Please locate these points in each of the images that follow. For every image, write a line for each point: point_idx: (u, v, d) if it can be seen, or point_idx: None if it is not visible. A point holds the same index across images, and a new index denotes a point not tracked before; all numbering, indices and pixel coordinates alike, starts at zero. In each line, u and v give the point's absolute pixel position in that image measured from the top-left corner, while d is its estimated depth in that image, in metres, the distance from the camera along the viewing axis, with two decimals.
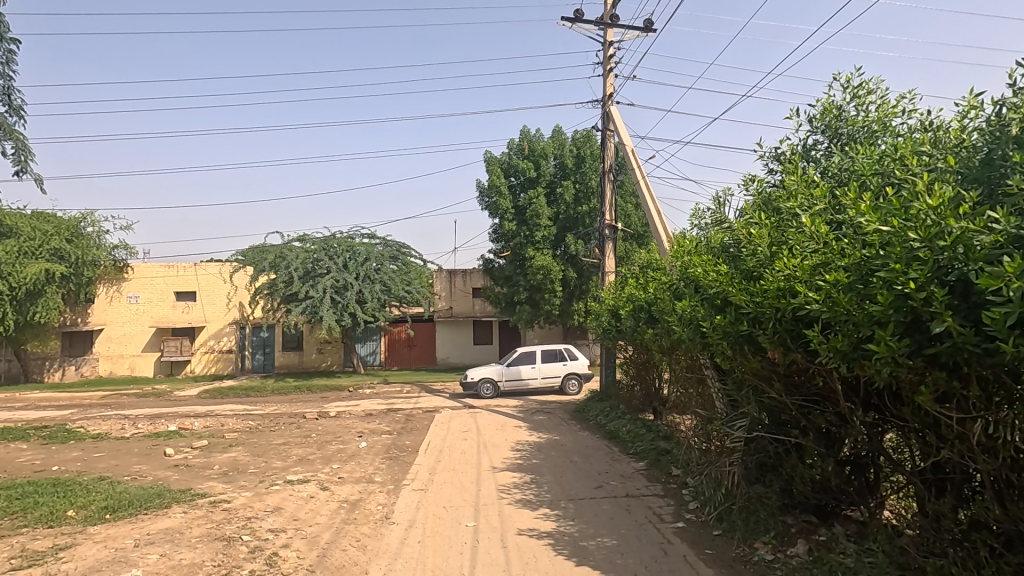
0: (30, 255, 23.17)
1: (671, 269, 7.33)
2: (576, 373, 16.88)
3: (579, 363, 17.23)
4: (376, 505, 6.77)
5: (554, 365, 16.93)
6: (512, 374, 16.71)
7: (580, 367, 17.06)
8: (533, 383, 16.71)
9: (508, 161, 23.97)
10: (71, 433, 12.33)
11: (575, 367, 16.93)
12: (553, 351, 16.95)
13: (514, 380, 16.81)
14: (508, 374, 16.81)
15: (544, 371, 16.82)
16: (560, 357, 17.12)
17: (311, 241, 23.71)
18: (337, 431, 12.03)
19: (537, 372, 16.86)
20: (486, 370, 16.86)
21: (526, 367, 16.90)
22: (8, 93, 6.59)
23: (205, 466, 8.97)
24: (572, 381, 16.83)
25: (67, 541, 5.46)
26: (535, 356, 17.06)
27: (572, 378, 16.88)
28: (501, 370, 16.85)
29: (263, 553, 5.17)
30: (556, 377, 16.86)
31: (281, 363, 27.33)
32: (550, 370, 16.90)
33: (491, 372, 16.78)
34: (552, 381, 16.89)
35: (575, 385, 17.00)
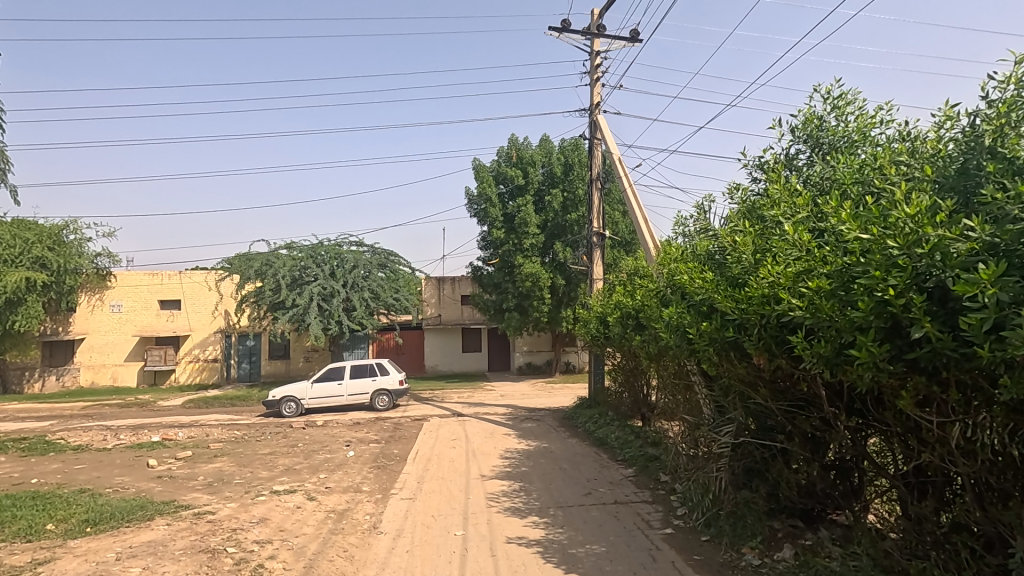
0: (10, 263, 22.80)
1: (657, 276, 7.39)
2: (385, 389, 16.40)
3: (391, 377, 16.74)
4: (363, 515, 6.72)
5: (361, 382, 16.35)
6: (317, 392, 16.09)
7: (392, 382, 16.58)
8: (339, 400, 16.09)
9: (496, 168, 24.09)
10: (51, 445, 12.08)
11: (384, 383, 16.46)
12: (362, 367, 16.40)
13: (320, 397, 16.17)
14: (311, 392, 16.13)
15: (350, 388, 16.22)
16: (369, 372, 16.58)
17: (298, 248, 23.58)
18: (324, 440, 11.91)
19: (344, 389, 16.25)
20: (290, 388, 16.11)
21: (332, 384, 16.23)
22: None
23: (189, 477, 8.85)
24: (382, 397, 16.39)
25: (47, 556, 5.35)
26: (344, 372, 16.46)
27: (381, 394, 16.37)
28: (306, 387, 16.15)
29: (249, 565, 5.10)
30: (365, 394, 16.34)
31: (267, 372, 27.04)
32: (357, 387, 16.31)
33: (295, 390, 16.04)
34: (360, 398, 16.32)
35: (387, 401, 16.57)
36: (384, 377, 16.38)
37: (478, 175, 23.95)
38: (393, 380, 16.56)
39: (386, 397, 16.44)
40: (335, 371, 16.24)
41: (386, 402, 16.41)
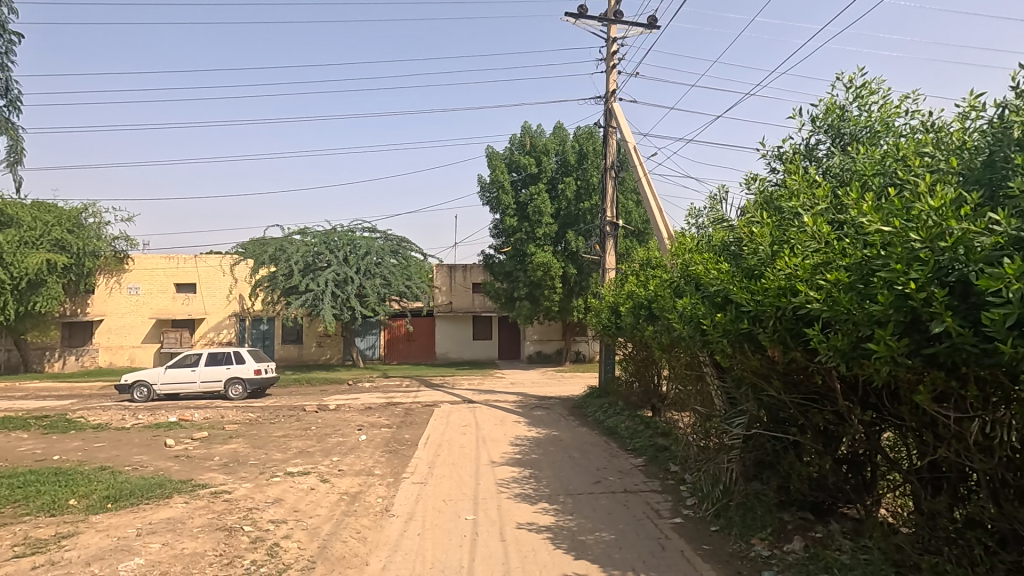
0: (31, 245, 23.21)
1: (671, 267, 7.34)
2: (239, 378, 16.35)
3: (247, 366, 16.66)
4: (376, 498, 6.82)
5: (215, 369, 16.34)
6: (168, 378, 16.26)
7: (247, 371, 16.51)
8: (191, 387, 16.22)
9: (510, 156, 24.02)
10: (71, 423, 12.37)
11: (236, 372, 16.40)
12: (217, 355, 16.42)
13: (173, 383, 16.33)
14: (161, 377, 16.30)
15: (202, 375, 16.26)
16: (225, 360, 16.56)
17: (312, 234, 23.74)
18: (336, 424, 12.06)
19: (197, 376, 16.34)
20: (143, 373, 16.32)
21: (184, 370, 16.35)
22: (8, 83, 6.62)
23: (205, 457, 9.02)
24: (234, 386, 16.40)
25: (69, 530, 5.50)
26: (199, 359, 16.49)
27: (233, 382, 16.36)
28: (159, 373, 16.29)
29: (265, 544, 5.21)
30: (218, 382, 16.37)
31: (281, 357, 27.36)
32: (210, 374, 16.33)
33: (146, 375, 16.23)
34: (215, 386, 16.38)
35: (241, 390, 16.54)
36: (235, 367, 16.32)
37: (491, 162, 23.90)
38: (247, 369, 16.44)
39: (240, 387, 16.42)
40: (188, 358, 16.31)
41: (239, 390, 16.41)
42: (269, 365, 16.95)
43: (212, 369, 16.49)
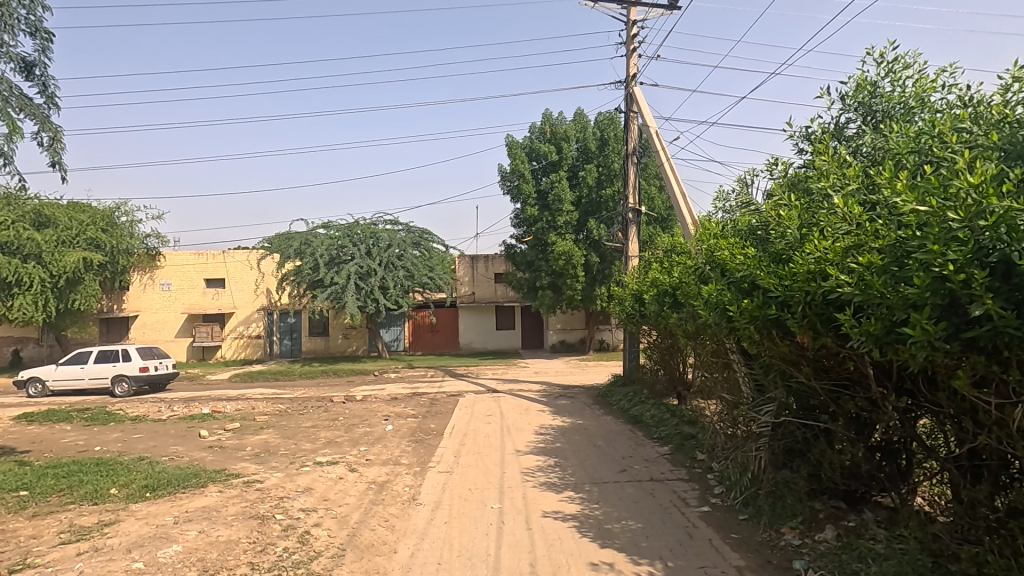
0: (68, 244, 24.04)
1: (696, 253, 7.23)
2: (124, 374, 16.88)
3: (133, 364, 17.15)
4: (403, 486, 6.92)
5: (100, 367, 16.90)
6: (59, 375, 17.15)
7: (133, 368, 17.04)
8: (77, 383, 16.93)
9: (530, 145, 23.93)
10: (111, 415, 12.84)
11: (120, 369, 16.93)
12: (106, 352, 17.02)
13: (64, 379, 17.18)
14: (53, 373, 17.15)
15: (90, 372, 16.94)
16: (113, 358, 17.14)
17: (335, 227, 24.05)
18: (363, 414, 12.23)
19: (85, 373, 17.05)
20: (38, 371, 17.33)
21: (74, 368, 17.12)
22: (46, 81, 6.81)
23: (237, 447, 9.27)
24: (118, 383, 16.87)
25: (111, 518, 5.72)
26: (88, 357, 17.21)
27: (119, 379, 16.88)
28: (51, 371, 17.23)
29: (296, 531, 5.34)
30: (103, 378, 16.91)
31: (308, 349, 27.84)
32: (95, 371, 16.93)
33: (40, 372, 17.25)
34: (100, 382, 16.96)
35: (127, 388, 16.97)
36: (119, 364, 16.86)
37: (511, 151, 23.82)
38: (131, 367, 16.94)
39: (123, 384, 16.93)
40: (77, 356, 17.13)
41: (125, 387, 16.92)
42: (157, 362, 17.40)
43: (98, 366, 17.13)
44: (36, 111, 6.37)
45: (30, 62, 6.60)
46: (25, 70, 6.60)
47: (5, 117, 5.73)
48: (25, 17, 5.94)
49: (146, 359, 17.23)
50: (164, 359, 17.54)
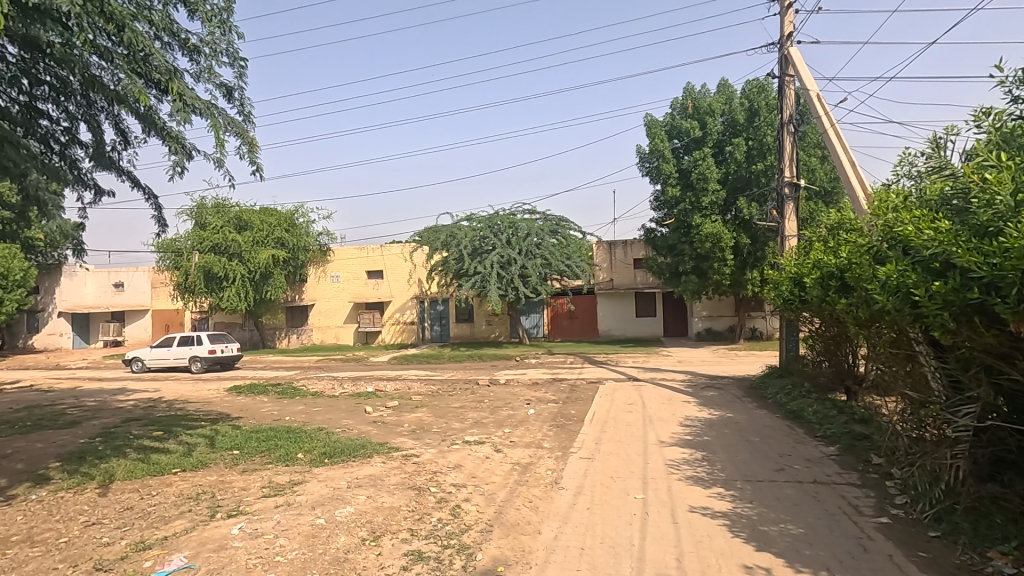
0: (261, 244, 28.27)
1: (870, 229, 6.32)
2: (199, 355, 21.02)
3: (204, 347, 21.26)
4: (545, 470, 7.08)
5: (182, 348, 21.20)
6: (153, 355, 21.52)
7: (204, 351, 21.17)
8: (164, 360, 21.23)
9: (670, 122, 22.83)
10: (297, 390, 14.92)
11: (195, 350, 21.10)
12: (185, 337, 21.22)
13: (156, 359, 21.52)
14: (149, 354, 21.57)
15: (175, 353, 21.23)
16: (191, 342, 21.41)
17: (477, 220, 25.21)
18: (506, 398, 12.74)
19: (172, 353, 21.33)
20: (139, 352, 21.79)
21: (163, 349, 21.46)
22: (242, 102, 7.99)
23: (397, 423, 10.23)
24: (193, 361, 21.01)
25: (299, 478, 6.65)
26: (173, 341, 21.58)
27: (195, 358, 21.05)
28: (147, 352, 21.62)
29: (448, 504, 5.74)
30: (184, 357, 21.20)
31: (456, 334, 29.58)
32: (179, 352, 21.24)
33: (140, 353, 21.71)
34: (181, 361, 21.21)
35: (201, 365, 21.08)
36: (195, 346, 21.01)
37: (649, 131, 22.91)
38: (204, 349, 21.12)
39: (197, 363, 21.13)
40: (165, 340, 21.55)
41: (199, 365, 21.08)
42: (224, 345, 21.57)
43: (180, 348, 21.45)
44: (239, 128, 7.53)
45: (230, 87, 7.80)
46: (227, 96, 7.83)
47: (218, 136, 6.84)
48: (226, 49, 6.97)
49: (215, 343, 21.40)
50: (229, 343, 21.68)
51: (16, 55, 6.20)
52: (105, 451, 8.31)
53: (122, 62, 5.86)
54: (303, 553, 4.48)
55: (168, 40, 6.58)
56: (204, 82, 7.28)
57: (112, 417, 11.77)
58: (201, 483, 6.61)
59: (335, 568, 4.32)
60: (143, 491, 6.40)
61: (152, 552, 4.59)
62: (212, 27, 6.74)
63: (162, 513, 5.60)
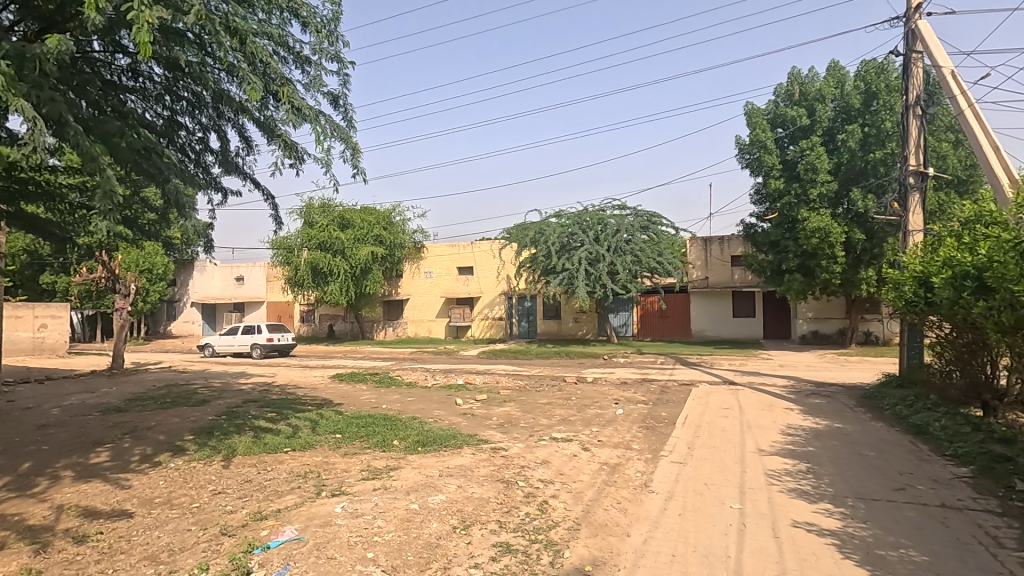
0: (361, 241, 30.03)
1: (1017, 221, 5.54)
2: (259, 343, 24.21)
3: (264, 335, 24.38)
4: (634, 471, 6.92)
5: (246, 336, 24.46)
6: (223, 341, 24.96)
7: (263, 339, 24.36)
8: (232, 346, 24.56)
9: (774, 110, 21.53)
10: (393, 380, 15.73)
11: (256, 338, 24.30)
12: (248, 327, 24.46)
13: (225, 345, 24.93)
14: (219, 341, 25.04)
15: (240, 340, 24.53)
16: (254, 331, 24.66)
17: (566, 216, 25.14)
18: (594, 396, 12.61)
19: (238, 340, 24.63)
20: (212, 339, 25.28)
21: (232, 336, 24.82)
22: (346, 109, 8.51)
23: (486, 416, 10.46)
24: (255, 348, 24.17)
25: (394, 464, 7.00)
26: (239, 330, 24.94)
27: (256, 346, 24.24)
28: (218, 339, 25.08)
29: (536, 499, 5.78)
30: (247, 344, 24.44)
31: (543, 331, 29.65)
32: (244, 339, 24.51)
33: (213, 340, 25.19)
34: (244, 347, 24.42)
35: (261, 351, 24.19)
36: (256, 335, 24.20)
37: (750, 120, 21.73)
38: (263, 337, 24.38)
39: (258, 349, 24.51)
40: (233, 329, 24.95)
41: (259, 351, 24.26)
42: (281, 334, 24.78)
43: (244, 336, 24.77)
44: (342, 132, 8.02)
45: (336, 95, 8.34)
46: (333, 103, 8.38)
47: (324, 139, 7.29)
48: (334, 58, 7.46)
49: (273, 332, 24.65)
50: (284, 332, 24.91)
51: (162, 76, 7.07)
52: (228, 428, 9.24)
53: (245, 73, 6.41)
54: (399, 536, 4.70)
55: (284, 53, 7.15)
56: (314, 91, 7.84)
57: (234, 397, 13.09)
58: (309, 462, 7.14)
59: (428, 553, 4.49)
60: (260, 467, 7.03)
61: (267, 522, 5.03)
62: (321, 37, 7.21)
63: (276, 488, 6.12)
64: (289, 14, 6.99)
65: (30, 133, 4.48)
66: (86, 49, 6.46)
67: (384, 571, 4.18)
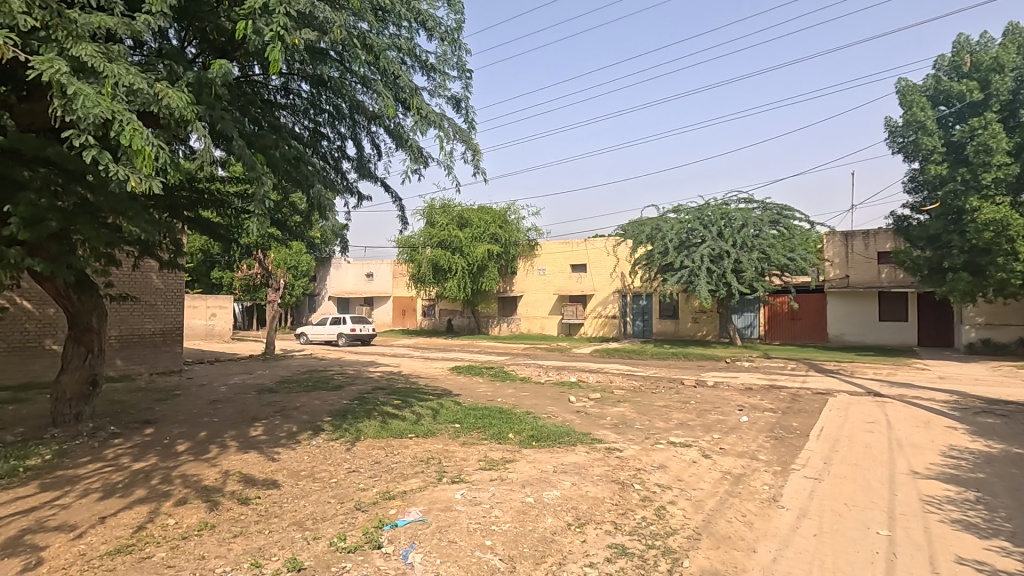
0: (478, 239, 31.19)
1: None
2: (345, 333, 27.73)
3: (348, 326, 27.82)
4: (761, 484, 6.45)
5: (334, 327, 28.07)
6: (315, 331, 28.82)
7: (348, 329, 27.82)
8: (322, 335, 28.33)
9: (936, 85, 18.95)
10: (508, 374, 16.14)
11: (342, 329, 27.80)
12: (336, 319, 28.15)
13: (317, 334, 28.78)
14: (313, 331, 29.00)
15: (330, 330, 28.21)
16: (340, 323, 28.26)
17: (686, 211, 24.10)
18: (715, 401, 11.94)
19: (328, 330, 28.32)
20: (309, 329, 29.26)
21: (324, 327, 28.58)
22: (467, 110, 8.84)
23: (600, 415, 10.36)
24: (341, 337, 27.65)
25: (510, 456, 7.19)
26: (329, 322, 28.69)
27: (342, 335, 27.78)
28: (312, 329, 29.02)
29: (653, 504, 5.61)
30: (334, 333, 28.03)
31: (659, 331, 28.64)
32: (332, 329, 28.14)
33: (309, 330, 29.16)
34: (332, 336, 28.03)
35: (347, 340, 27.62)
36: (342, 326, 27.77)
37: (904, 99, 19.27)
38: (347, 328, 27.88)
39: (343, 337, 28.32)
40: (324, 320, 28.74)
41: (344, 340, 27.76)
42: (363, 325, 28.46)
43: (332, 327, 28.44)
44: (463, 134, 8.35)
45: (458, 99, 8.70)
46: (456, 106, 8.75)
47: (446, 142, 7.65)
48: (456, 63, 7.78)
49: (356, 323, 28.11)
50: (365, 324, 28.29)
51: (309, 92, 7.87)
52: (360, 412, 10.08)
53: (378, 84, 6.93)
54: (515, 527, 4.82)
55: (412, 62, 7.59)
56: (438, 97, 8.25)
57: (365, 384, 14.25)
58: (431, 449, 7.55)
59: (543, 546, 4.55)
60: (387, 449, 7.58)
61: (395, 502, 5.41)
62: (446, 44, 7.56)
63: (402, 470, 6.57)
64: (417, 25, 7.39)
65: (204, 149, 5.16)
66: (248, 72, 7.35)
67: (501, 560, 4.31)
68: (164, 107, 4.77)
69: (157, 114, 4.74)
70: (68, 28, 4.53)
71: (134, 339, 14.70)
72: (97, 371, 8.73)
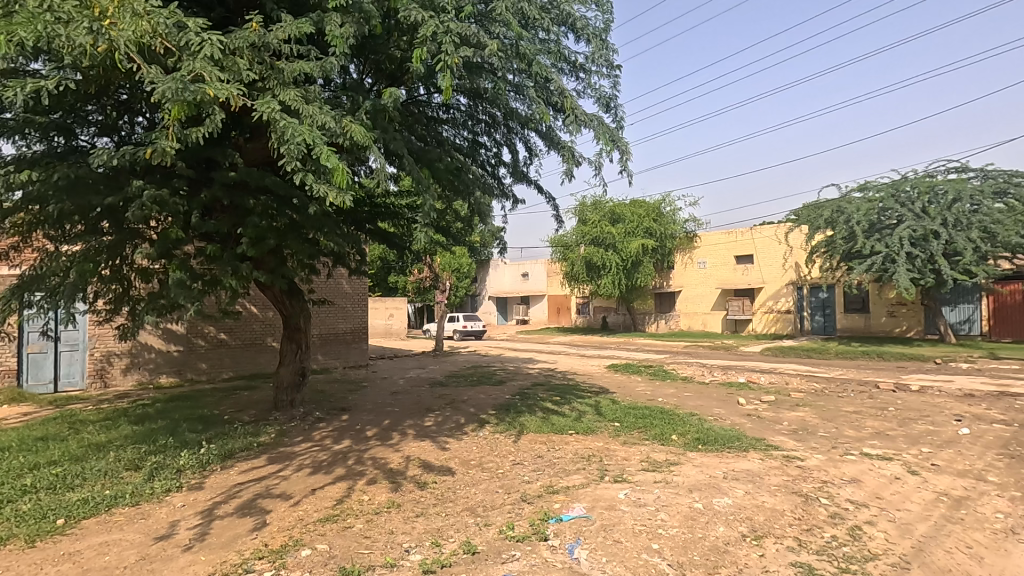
0: (632, 234, 30.59)
1: None
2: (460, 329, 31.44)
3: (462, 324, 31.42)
4: (993, 511, 5.33)
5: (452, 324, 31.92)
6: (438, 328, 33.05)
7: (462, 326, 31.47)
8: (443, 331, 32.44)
9: None
10: (668, 373, 15.52)
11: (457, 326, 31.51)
12: (453, 317, 32.13)
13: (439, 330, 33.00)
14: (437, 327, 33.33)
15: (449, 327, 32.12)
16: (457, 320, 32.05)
17: (875, 189, 21.00)
18: (923, 409, 10.16)
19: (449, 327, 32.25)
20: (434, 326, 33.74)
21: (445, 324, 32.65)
22: (618, 109, 8.68)
23: (775, 420, 9.43)
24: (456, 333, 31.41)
25: (674, 459, 6.90)
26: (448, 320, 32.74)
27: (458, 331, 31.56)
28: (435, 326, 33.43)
29: (845, 523, 4.97)
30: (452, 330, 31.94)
31: (844, 327, 25.30)
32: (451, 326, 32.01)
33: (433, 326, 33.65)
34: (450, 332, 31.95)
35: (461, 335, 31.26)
36: (456, 323, 31.59)
37: None
38: (460, 324, 31.70)
39: (457, 332, 32.22)
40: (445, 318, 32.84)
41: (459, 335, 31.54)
42: (474, 322, 32.02)
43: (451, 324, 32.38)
44: (613, 134, 8.22)
45: (609, 98, 8.59)
46: (607, 106, 8.65)
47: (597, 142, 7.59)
48: (606, 62, 7.67)
49: (467, 320, 31.76)
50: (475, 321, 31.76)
51: (467, 105, 8.39)
52: (521, 407, 10.46)
53: (531, 92, 7.12)
54: (684, 533, 4.61)
55: (561, 65, 7.68)
56: (588, 98, 8.24)
57: (524, 380, 14.77)
58: (591, 447, 7.56)
59: (715, 556, 4.30)
60: (549, 445, 7.75)
61: (559, 497, 5.52)
62: (596, 45, 7.51)
63: (564, 466, 6.68)
64: (565, 29, 7.47)
65: (382, 168, 5.80)
66: (415, 95, 8.07)
67: (670, 565, 4.16)
68: (350, 135, 5.45)
69: (345, 141, 5.43)
70: (279, 77, 5.44)
71: (331, 336, 17.03)
72: (305, 364, 10.21)
